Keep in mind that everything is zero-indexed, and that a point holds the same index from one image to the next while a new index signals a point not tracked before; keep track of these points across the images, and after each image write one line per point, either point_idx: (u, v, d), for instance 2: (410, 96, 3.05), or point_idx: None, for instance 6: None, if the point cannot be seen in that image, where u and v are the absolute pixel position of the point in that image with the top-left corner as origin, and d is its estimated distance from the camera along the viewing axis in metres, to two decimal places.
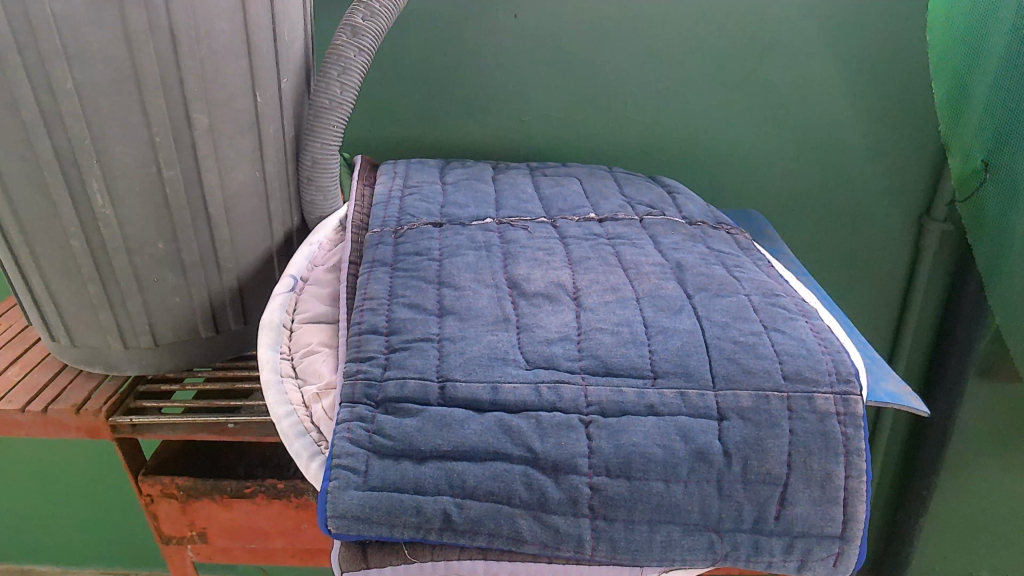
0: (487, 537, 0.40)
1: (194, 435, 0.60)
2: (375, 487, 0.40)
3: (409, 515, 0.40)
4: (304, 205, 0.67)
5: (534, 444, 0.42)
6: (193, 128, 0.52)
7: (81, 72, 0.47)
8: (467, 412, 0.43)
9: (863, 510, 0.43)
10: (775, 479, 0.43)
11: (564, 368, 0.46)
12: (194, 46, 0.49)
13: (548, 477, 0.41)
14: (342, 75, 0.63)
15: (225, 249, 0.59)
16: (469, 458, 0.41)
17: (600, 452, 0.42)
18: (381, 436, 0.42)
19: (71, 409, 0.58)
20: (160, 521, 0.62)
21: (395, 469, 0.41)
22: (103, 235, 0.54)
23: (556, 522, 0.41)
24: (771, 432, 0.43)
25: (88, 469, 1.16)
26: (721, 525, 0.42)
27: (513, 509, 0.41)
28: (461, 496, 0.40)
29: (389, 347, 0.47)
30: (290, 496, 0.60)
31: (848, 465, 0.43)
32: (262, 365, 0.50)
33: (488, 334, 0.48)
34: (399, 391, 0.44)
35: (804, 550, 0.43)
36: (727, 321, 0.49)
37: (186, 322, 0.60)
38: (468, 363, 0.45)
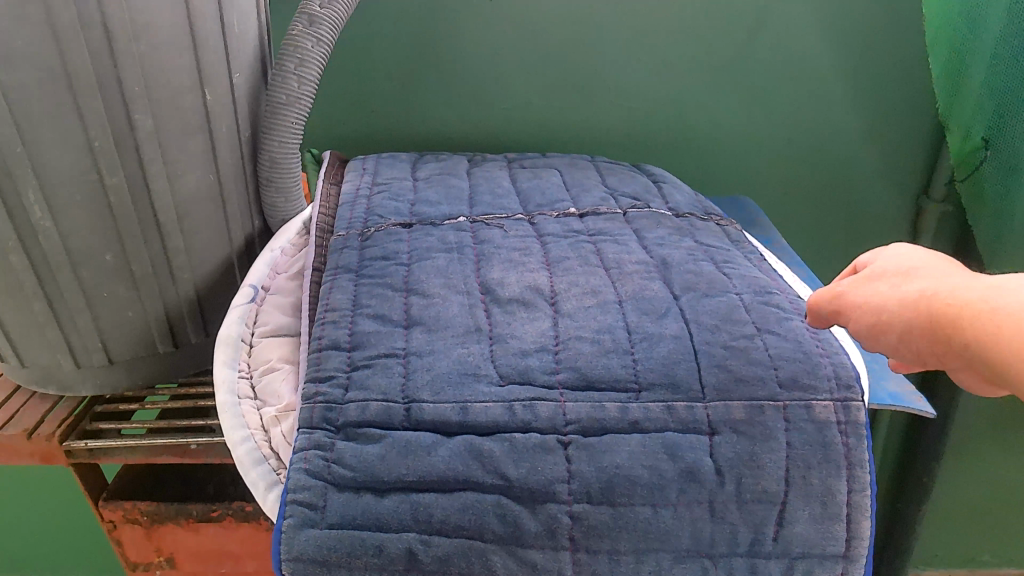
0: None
1: (155, 458, 0.56)
2: (333, 526, 0.37)
3: (371, 555, 0.36)
4: (265, 208, 0.63)
5: (508, 469, 0.38)
6: (136, 131, 0.48)
7: (7, 74, 0.42)
8: (435, 437, 0.39)
9: (867, 526, 0.40)
10: (772, 497, 0.39)
11: (541, 383, 0.42)
12: (132, 42, 0.45)
13: (523, 507, 0.38)
14: (300, 68, 0.59)
15: (180, 259, 0.55)
16: (436, 489, 0.38)
17: (579, 473, 0.39)
18: (341, 466, 0.38)
19: (23, 435, 0.54)
20: (125, 548, 0.59)
21: (356, 503, 0.37)
22: (43, 250, 0.50)
23: (534, 557, 0.38)
24: (766, 446, 0.40)
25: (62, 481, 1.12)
26: (714, 551, 0.39)
27: (485, 544, 0.37)
28: (427, 532, 0.37)
29: (352, 366, 0.43)
30: (259, 519, 0.57)
31: (851, 478, 0.40)
32: (217, 386, 0.47)
33: (458, 347, 0.44)
34: (360, 415, 0.40)
35: (805, 571, 0.40)
36: (715, 323, 0.46)
37: (141, 337, 0.56)
38: (437, 381, 0.42)
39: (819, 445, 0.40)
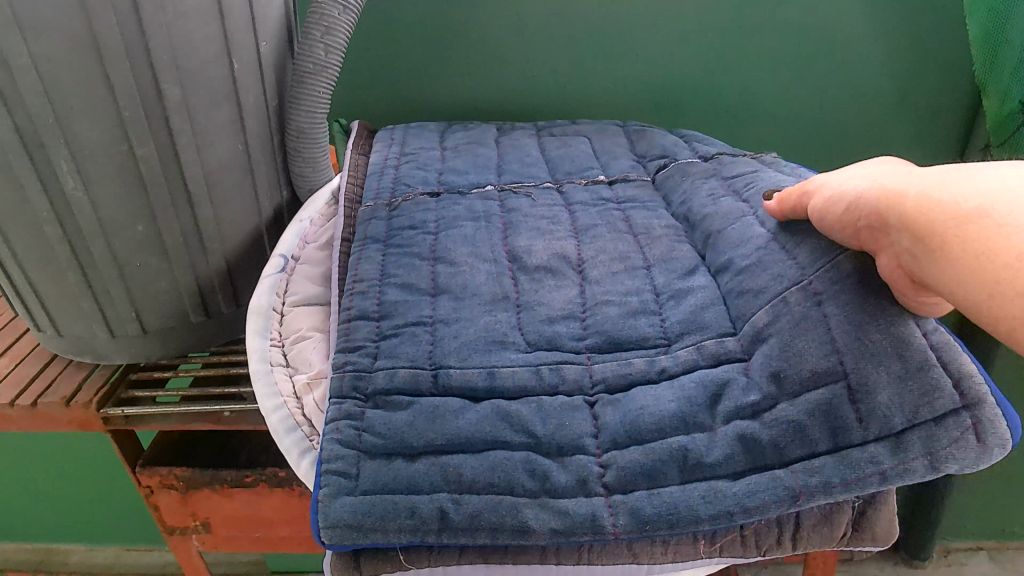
0: (488, 532, 0.36)
1: (190, 425, 0.57)
2: (366, 492, 0.37)
3: (403, 517, 0.36)
4: (293, 178, 0.63)
5: (535, 427, 0.39)
6: (165, 100, 0.48)
7: (37, 45, 0.42)
8: (463, 402, 0.40)
9: (965, 362, 0.35)
10: (828, 381, 0.37)
11: (569, 349, 0.43)
12: (158, 11, 0.45)
13: (552, 461, 0.38)
14: (327, 36, 0.59)
15: (210, 229, 0.55)
16: (464, 450, 0.38)
17: (606, 428, 0.39)
18: (371, 434, 0.39)
19: (61, 402, 0.56)
20: (161, 512, 0.60)
21: (386, 469, 0.37)
22: (77, 220, 0.50)
23: (566, 504, 0.36)
24: (798, 332, 0.39)
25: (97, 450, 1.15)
26: (784, 457, 0.37)
27: (517, 499, 0.36)
28: (457, 491, 0.37)
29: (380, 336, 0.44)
30: (292, 485, 0.58)
31: (919, 321, 0.37)
32: (250, 355, 0.47)
33: (486, 316, 0.45)
34: (389, 382, 0.41)
35: (923, 440, 0.34)
36: (735, 267, 0.46)
37: (173, 307, 0.57)
38: (464, 348, 0.43)
39: (863, 310, 0.38)
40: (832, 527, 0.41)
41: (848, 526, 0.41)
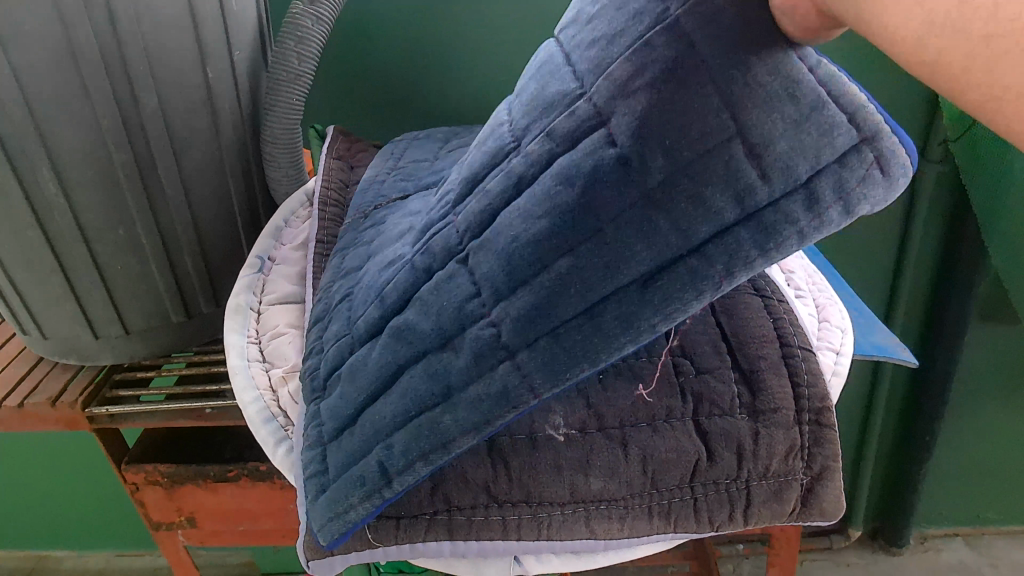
0: (424, 460, 0.38)
1: (174, 422, 0.59)
2: (333, 481, 0.41)
3: (359, 488, 0.40)
4: (269, 182, 0.65)
5: (424, 324, 0.40)
6: (142, 108, 0.50)
7: (16, 56, 0.44)
8: (371, 347, 0.43)
9: (856, 92, 0.30)
10: (717, 142, 0.31)
11: (443, 231, 0.43)
12: (133, 22, 0.47)
13: (450, 351, 0.38)
14: (299, 45, 0.61)
15: (189, 231, 0.58)
16: (382, 391, 0.41)
17: (482, 279, 0.38)
18: (326, 427, 0.43)
19: (48, 402, 0.57)
20: (148, 508, 0.62)
21: (341, 451, 0.41)
22: (59, 225, 0.52)
23: (478, 391, 0.37)
24: (673, 90, 0.32)
25: (85, 454, 1.16)
26: (691, 241, 0.32)
27: (432, 409, 0.38)
28: (389, 437, 0.39)
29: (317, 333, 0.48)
30: (275, 478, 0.60)
31: (801, 53, 0.30)
32: (229, 350, 0.49)
33: (390, 258, 0.47)
34: (330, 368, 0.45)
35: (828, 191, 0.30)
36: (580, 19, 0.40)
37: (155, 309, 0.59)
38: (371, 297, 0.45)
39: (738, 46, 0.30)
40: (781, 502, 0.43)
41: (798, 501, 0.44)
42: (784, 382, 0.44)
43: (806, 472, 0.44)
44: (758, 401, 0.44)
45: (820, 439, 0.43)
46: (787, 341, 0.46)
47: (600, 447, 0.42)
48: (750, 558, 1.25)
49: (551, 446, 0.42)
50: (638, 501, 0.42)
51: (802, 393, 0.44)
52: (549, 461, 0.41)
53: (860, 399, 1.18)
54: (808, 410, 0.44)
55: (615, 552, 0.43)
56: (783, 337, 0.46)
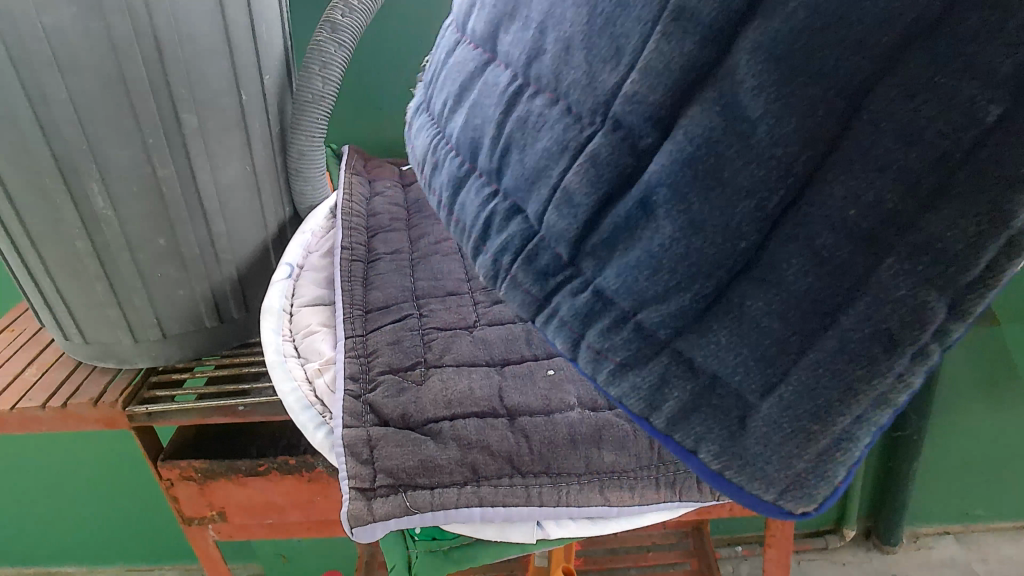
0: (911, 354, 0.24)
1: (207, 419, 0.63)
2: (776, 463, 0.28)
3: (823, 440, 0.26)
4: (294, 196, 0.70)
5: (733, 220, 0.25)
6: (183, 127, 0.55)
7: (72, 82, 0.49)
8: (661, 321, 0.28)
9: None
10: None
11: (625, 150, 0.28)
12: (177, 50, 0.52)
13: (838, 216, 0.23)
14: (323, 70, 0.66)
15: (223, 241, 0.62)
16: (731, 340, 0.27)
17: (737, 182, 0.25)
18: (679, 410, 0.29)
19: (89, 402, 0.61)
20: (180, 503, 0.66)
21: (747, 425, 0.28)
22: (105, 235, 0.56)
23: (962, 223, 0.22)
24: None
25: (93, 472, 1.14)
26: None
27: (880, 296, 0.23)
28: (816, 374, 0.25)
29: (502, 219, 0.33)
30: (301, 471, 0.63)
31: None
32: (266, 346, 0.53)
33: (557, 211, 0.30)
34: (628, 347, 0.29)
35: None
36: None
37: (191, 313, 0.63)
38: (620, 268, 0.29)
39: None
40: None
41: None
42: None
43: None
44: None
45: None
46: None
47: (609, 423, 0.46)
48: (750, 560, 1.29)
49: (565, 420, 0.46)
50: (645, 473, 0.45)
51: None
52: (565, 435, 0.45)
53: None
54: None
55: (625, 521, 0.46)
56: None
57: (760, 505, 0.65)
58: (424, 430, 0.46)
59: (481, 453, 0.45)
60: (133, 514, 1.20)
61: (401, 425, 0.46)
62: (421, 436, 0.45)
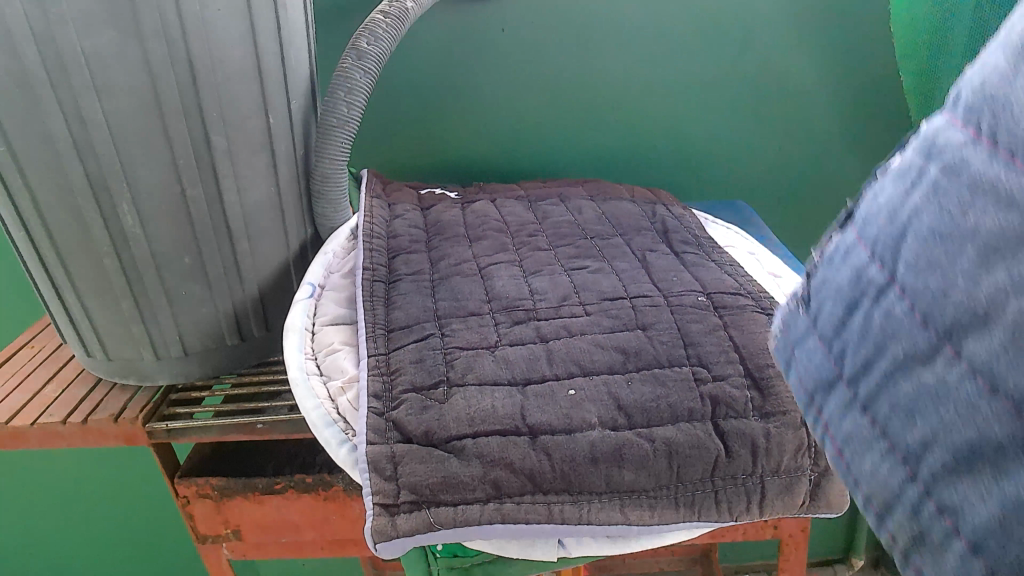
0: None
1: (226, 436, 0.63)
2: None
3: None
4: (316, 218, 0.71)
5: None
6: (212, 149, 0.57)
7: (109, 103, 0.51)
8: None
9: None
10: None
11: None
12: (210, 74, 0.54)
13: None
14: (348, 95, 0.68)
15: (246, 260, 0.63)
16: None
17: None
18: None
19: (110, 418, 0.62)
20: (196, 521, 0.66)
21: None
22: (132, 252, 0.58)
23: None
24: None
25: (96, 486, 1.14)
26: None
27: None
28: None
29: (950, 365, 0.26)
30: (318, 489, 0.64)
31: None
32: (289, 364, 0.54)
33: None
34: None
35: None
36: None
37: (212, 331, 0.64)
38: None
39: None
40: (792, 495, 0.48)
41: (807, 495, 0.49)
42: (791, 388, 0.50)
43: (814, 468, 0.49)
44: (767, 403, 0.49)
45: None
46: None
47: (630, 443, 0.47)
48: None
49: (587, 439, 0.46)
50: (665, 493, 0.47)
51: None
52: (587, 454, 0.46)
53: None
54: None
55: (643, 540, 0.48)
56: None
57: (775, 528, 0.65)
58: (447, 447, 0.46)
59: (505, 470, 0.45)
60: (126, 535, 1.19)
61: (425, 442, 0.46)
62: (444, 453, 0.46)
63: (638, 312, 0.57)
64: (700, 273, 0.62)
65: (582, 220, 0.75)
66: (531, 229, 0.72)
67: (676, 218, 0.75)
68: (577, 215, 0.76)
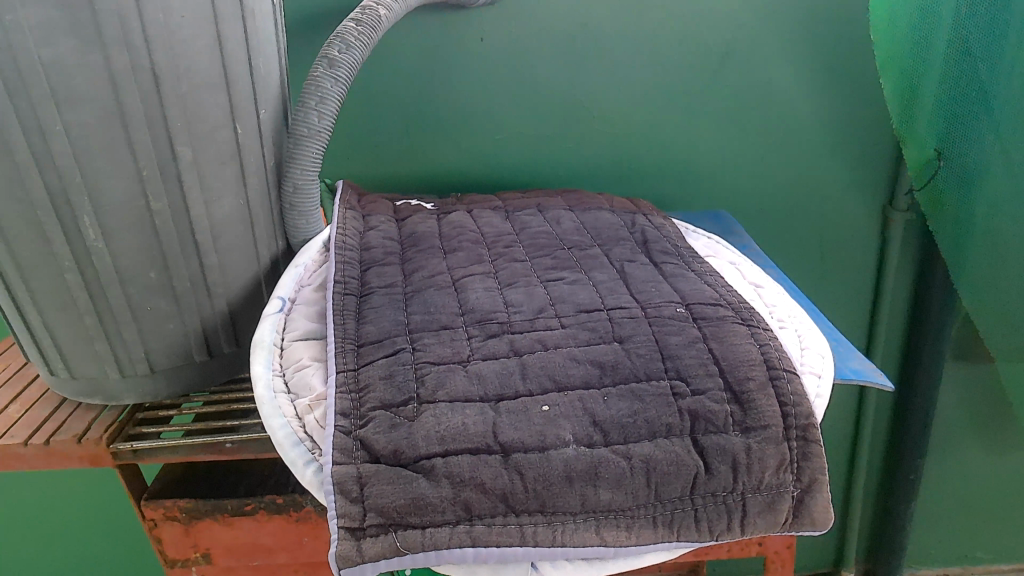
0: None
1: (194, 456, 0.61)
2: None
3: None
4: (288, 230, 0.70)
5: None
6: (179, 161, 0.55)
7: (69, 114, 0.49)
8: None
9: None
10: None
11: None
12: (175, 83, 0.52)
13: None
14: (319, 105, 0.67)
15: (214, 275, 0.61)
16: None
17: None
18: None
19: (73, 439, 0.60)
20: (164, 545, 0.64)
21: None
22: (96, 268, 0.56)
23: None
24: None
25: (64, 507, 1.11)
26: None
27: None
28: None
29: None
30: (290, 511, 0.62)
31: None
32: (256, 382, 0.52)
33: None
34: None
35: None
36: None
37: (180, 347, 0.62)
38: None
39: None
40: (775, 513, 0.47)
41: (790, 512, 0.47)
42: (772, 401, 0.49)
43: (797, 484, 0.47)
44: (748, 418, 0.48)
45: (807, 454, 0.48)
46: (773, 365, 0.51)
47: (607, 460, 0.45)
48: None
49: (561, 457, 0.45)
50: (643, 511, 0.45)
51: (789, 412, 0.49)
52: (561, 473, 0.44)
53: (846, 439, 1.21)
54: (796, 427, 0.48)
55: (620, 563, 0.46)
56: (769, 362, 0.51)
57: (760, 545, 0.64)
58: (416, 467, 0.44)
59: (475, 491, 0.44)
60: (91, 557, 1.16)
61: (392, 462, 0.45)
62: (413, 474, 0.44)
63: (615, 325, 0.55)
64: (679, 283, 0.61)
65: (560, 230, 0.73)
66: (508, 240, 0.71)
67: (656, 228, 0.74)
68: (556, 226, 0.74)
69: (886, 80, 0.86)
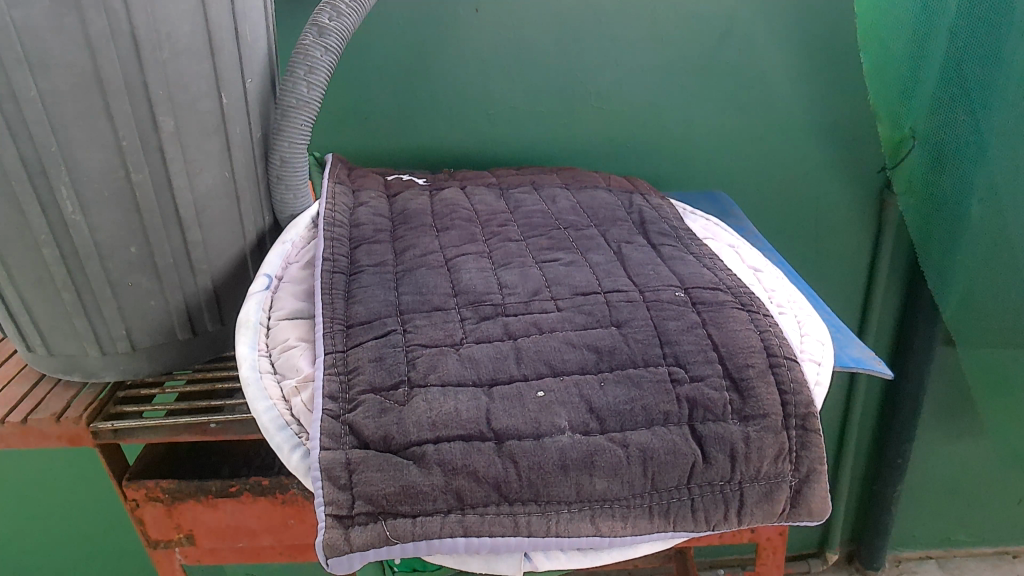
0: None
1: (176, 437, 0.60)
2: None
3: None
4: (275, 204, 0.68)
5: None
6: (160, 131, 0.53)
7: (45, 80, 0.47)
8: None
9: None
10: None
11: None
12: (157, 50, 0.50)
13: None
14: (309, 75, 0.64)
15: (198, 251, 0.59)
16: None
17: None
18: None
19: (51, 418, 0.58)
20: (146, 526, 0.62)
21: None
22: (73, 241, 0.53)
23: None
24: None
25: (45, 484, 1.09)
26: None
27: None
28: None
29: None
30: (275, 493, 0.61)
31: None
32: (240, 362, 0.51)
33: None
34: None
35: None
36: None
37: (162, 324, 0.60)
38: None
39: None
40: (772, 503, 0.46)
41: (788, 502, 0.46)
42: (772, 389, 0.48)
43: (794, 474, 0.46)
44: (746, 406, 0.47)
45: (806, 443, 0.47)
46: (772, 352, 0.50)
47: (602, 449, 0.44)
48: None
49: (556, 445, 0.44)
50: (639, 501, 0.44)
51: (788, 401, 0.48)
52: (556, 461, 0.43)
53: (835, 422, 1.21)
54: (795, 417, 0.47)
55: (614, 551, 0.45)
56: (769, 350, 0.50)
57: (754, 533, 0.63)
58: (406, 453, 0.43)
59: (467, 479, 0.42)
60: (77, 536, 1.14)
61: (382, 448, 0.43)
62: (403, 461, 0.42)
63: (613, 308, 0.54)
64: (677, 266, 0.60)
65: (557, 209, 0.72)
66: (502, 218, 0.69)
67: (654, 209, 0.73)
68: (551, 204, 0.73)
69: (864, 54, 0.85)
